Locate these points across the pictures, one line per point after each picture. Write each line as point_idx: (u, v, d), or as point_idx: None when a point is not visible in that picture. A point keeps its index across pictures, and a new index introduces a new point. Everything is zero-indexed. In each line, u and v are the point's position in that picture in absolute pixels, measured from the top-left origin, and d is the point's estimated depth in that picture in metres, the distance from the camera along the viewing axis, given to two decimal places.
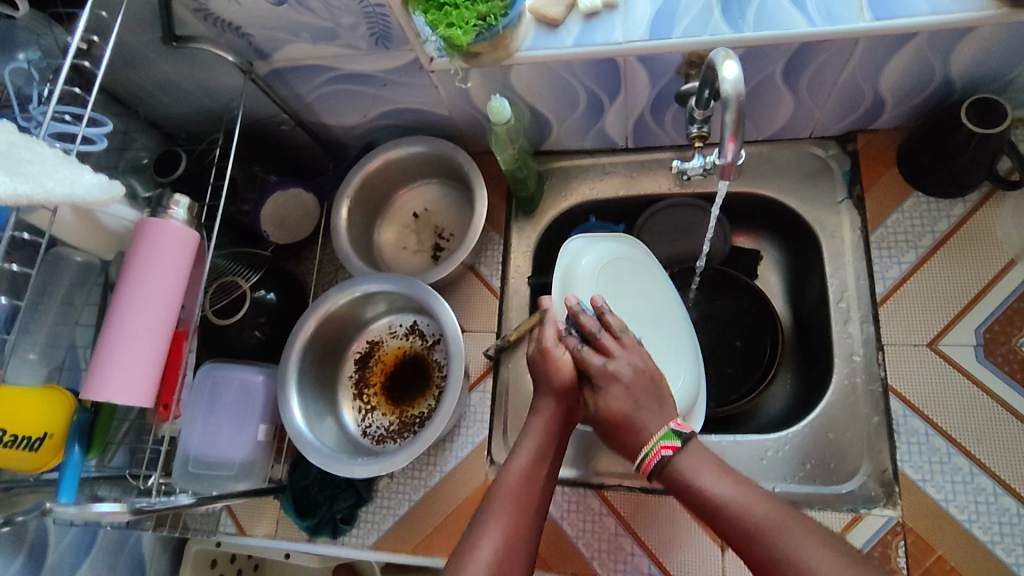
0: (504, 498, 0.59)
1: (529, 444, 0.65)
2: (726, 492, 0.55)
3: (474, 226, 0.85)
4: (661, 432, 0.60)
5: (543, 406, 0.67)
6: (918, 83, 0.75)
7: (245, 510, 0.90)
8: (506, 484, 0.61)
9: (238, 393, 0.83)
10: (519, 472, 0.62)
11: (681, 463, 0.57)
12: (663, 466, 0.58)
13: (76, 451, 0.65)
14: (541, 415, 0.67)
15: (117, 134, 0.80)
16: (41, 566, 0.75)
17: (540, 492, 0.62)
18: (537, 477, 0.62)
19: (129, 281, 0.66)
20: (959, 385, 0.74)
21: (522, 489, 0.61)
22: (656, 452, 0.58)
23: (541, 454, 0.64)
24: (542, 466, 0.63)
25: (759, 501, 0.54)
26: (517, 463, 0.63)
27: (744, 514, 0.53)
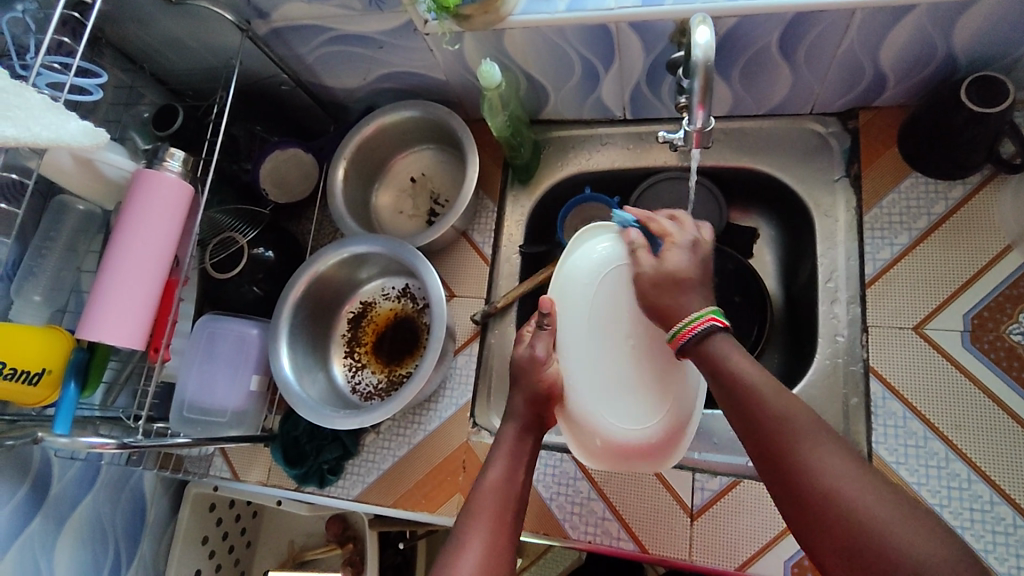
0: (483, 505, 0.61)
1: (505, 452, 0.66)
2: (756, 380, 0.52)
3: (465, 190, 0.86)
4: (707, 307, 0.59)
5: (516, 411, 0.69)
6: (921, 58, 0.73)
7: (238, 455, 0.93)
8: (485, 494, 0.62)
9: (234, 346, 0.86)
10: (495, 481, 0.63)
11: (718, 343, 0.56)
12: (700, 339, 0.57)
13: (72, 387, 0.68)
14: (512, 423, 0.69)
15: (123, 89, 0.83)
16: (44, 496, 0.80)
17: (517, 497, 0.63)
18: (515, 484, 0.64)
19: (124, 232, 0.69)
20: (941, 369, 0.73)
21: (500, 496, 0.62)
22: (701, 322, 0.57)
23: (518, 462, 0.66)
24: (518, 474, 0.65)
25: (788, 398, 0.51)
26: (493, 472, 0.64)
27: (770, 405, 0.51)
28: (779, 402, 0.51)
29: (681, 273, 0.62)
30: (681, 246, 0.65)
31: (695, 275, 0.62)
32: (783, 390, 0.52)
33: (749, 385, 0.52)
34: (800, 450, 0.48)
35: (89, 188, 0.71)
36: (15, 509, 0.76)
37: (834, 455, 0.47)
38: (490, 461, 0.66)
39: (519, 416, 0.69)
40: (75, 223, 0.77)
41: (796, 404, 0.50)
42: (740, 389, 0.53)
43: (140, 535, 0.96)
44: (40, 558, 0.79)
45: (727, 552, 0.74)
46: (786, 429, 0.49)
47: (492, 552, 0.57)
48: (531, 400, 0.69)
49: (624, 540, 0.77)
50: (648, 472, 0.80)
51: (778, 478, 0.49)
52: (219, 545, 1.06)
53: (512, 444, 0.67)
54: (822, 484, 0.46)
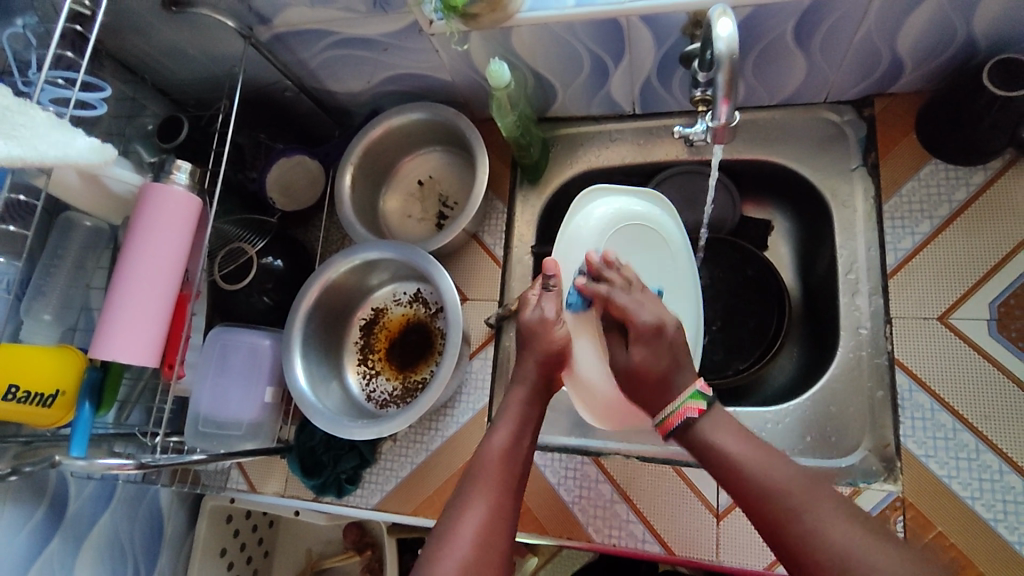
0: (486, 473, 0.62)
1: (513, 413, 0.68)
2: (746, 455, 0.58)
3: (476, 191, 0.84)
4: (688, 392, 0.63)
5: (527, 374, 0.71)
6: (939, 43, 0.72)
7: (255, 468, 0.92)
8: (489, 458, 0.63)
9: (246, 357, 0.85)
10: (498, 447, 0.64)
11: (701, 425, 0.61)
12: (686, 426, 0.62)
13: (87, 407, 0.67)
14: (522, 385, 0.71)
15: (125, 101, 0.82)
16: (61, 516, 0.79)
17: (520, 464, 0.64)
18: (518, 451, 0.65)
19: (132, 247, 0.68)
20: (969, 360, 0.72)
21: (503, 460, 0.63)
22: (681, 412, 0.62)
23: (521, 432, 0.67)
24: (520, 441, 0.66)
25: (781, 466, 0.56)
26: (498, 439, 0.65)
27: (763, 482, 0.55)
28: (773, 477, 0.55)
29: (650, 370, 0.67)
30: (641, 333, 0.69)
31: (662, 353, 0.67)
32: (774, 455, 0.58)
33: (741, 463, 0.57)
34: (807, 532, 0.52)
35: (96, 204, 0.70)
36: (31, 531, 0.75)
37: (840, 528, 0.51)
38: (497, 425, 0.67)
39: (527, 379, 0.71)
40: (82, 239, 0.75)
41: (788, 475, 0.55)
42: (736, 467, 0.57)
43: (157, 549, 0.95)
44: None
45: (755, 551, 0.73)
46: (782, 500, 0.54)
47: (495, 518, 0.59)
48: (542, 363, 0.72)
49: (649, 542, 0.76)
50: (671, 471, 0.79)
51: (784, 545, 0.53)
52: (237, 557, 1.06)
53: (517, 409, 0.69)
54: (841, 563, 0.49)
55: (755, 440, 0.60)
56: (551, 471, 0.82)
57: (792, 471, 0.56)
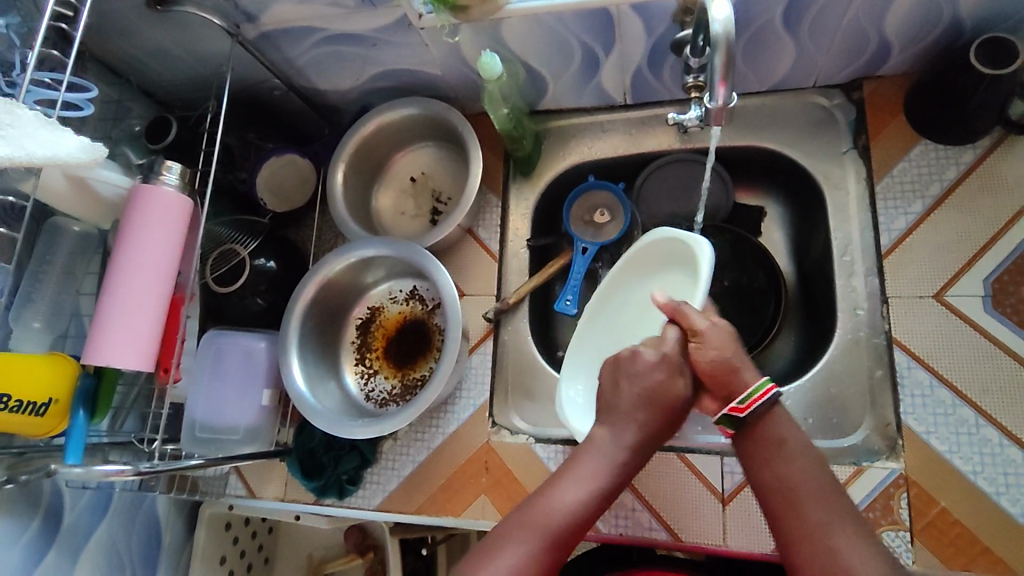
0: (540, 525, 0.53)
1: (590, 464, 0.57)
2: (797, 452, 0.55)
3: (470, 185, 0.84)
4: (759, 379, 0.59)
5: (625, 423, 0.58)
6: (927, 23, 0.72)
7: (253, 472, 0.90)
8: (547, 506, 0.54)
9: (242, 359, 0.84)
10: (566, 506, 0.54)
11: (775, 415, 0.58)
12: (762, 412, 0.57)
13: (81, 415, 0.66)
14: (616, 434, 0.58)
15: (110, 103, 0.80)
16: (57, 528, 0.77)
17: (583, 523, 0.54)
18: (587, 509, 0.55)
19: (123, 251, 0.67)
20: (967, 336, 0.73)
21: (564, 514, 0.54)
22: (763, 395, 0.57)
23: (599, 499, 0.56)
24: (597, 508, 0.56)
25: (817, 476, 0.54)
26: (570, 496, 0.55)
27: (799, 476, 0.54)
28: (803, 478, 0.54)
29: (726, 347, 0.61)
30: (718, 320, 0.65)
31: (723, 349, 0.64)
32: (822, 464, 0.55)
33: (789, 457, 0.55)
34: (819, 536, 0.50)
35: (84, 208, 0.69)
36: (28, 542, 0.73)
37: (848, 544, 0.50)
38: (564, 476, 0.57)
39: (636, 420, 0.58)
40: (71, 244, 0.74)
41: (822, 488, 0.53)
42: (780, 454, 0.56)
43: (156, 560, 0.93)
44: None
45: (762, 535, 0.73)
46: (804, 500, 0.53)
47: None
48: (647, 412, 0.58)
49: (655, 530, 0.76)
50: (675, 458, 0.78)
51: (792, 539, 0.52)
52: (237, 564, 1.04)
53: (598, 468, 0.57)
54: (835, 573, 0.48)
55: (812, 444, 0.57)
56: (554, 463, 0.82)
57: (828, 481, 0.54)
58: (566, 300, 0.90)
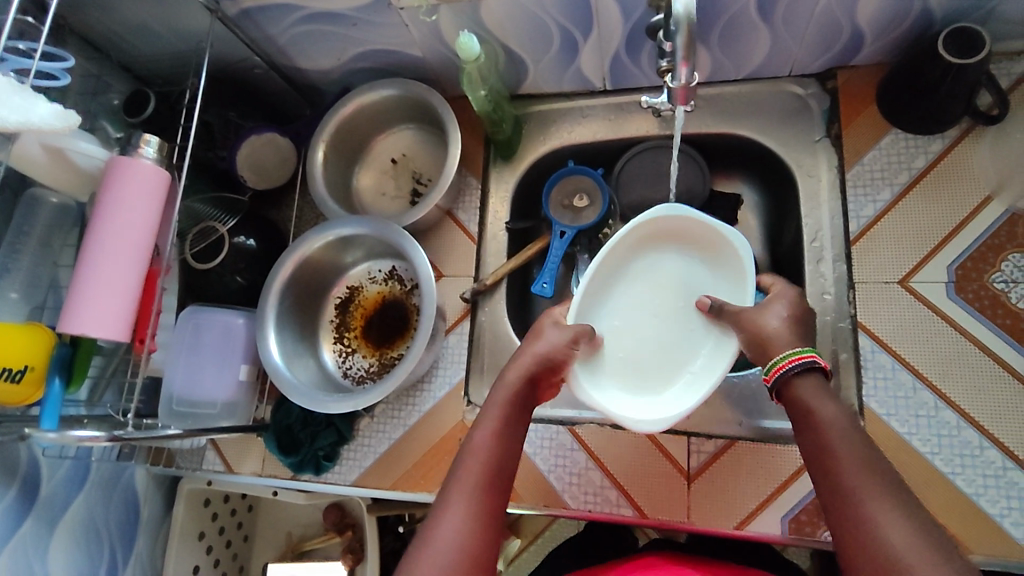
0: (469, 471, 0.55)
1: (501, 407, 0.60)
2: (832, 422, 0.53)
3: (449, 166, 0.85)
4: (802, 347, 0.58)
5: (521, 365, 0.63)
6: (898, 13, 0.73)
7: (231, 448, 0.92)
8: (473, 454, 0.56)
9: (220, 335, 0.85)
10: (486, 447, 0.56)
11: (803, 385, 0.56)
12: (786, 378, 0.57)
13: (56, 383, 0.66)
14: (511, 374, 0.62)
15: (90, 78, 0.81)
16: (35, 497, 0.78)
17: (507, 460, 0.57)
18: (506, 446, 0.57)
19: (100, 222, 0.67)
20: (929, 321, 0.75)
21: (490, 457, 0.56)
22: (789, 362, 0.57)
23: (512, 431, 0.59)
24: (511, 437, 0.58)
25: (854, 438, 0.51)
26: (483, 436, 0.57)
27: (835, 446, 0.51)
28: (842, 441, 0.51)
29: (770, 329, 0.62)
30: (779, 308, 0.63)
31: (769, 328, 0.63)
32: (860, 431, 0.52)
33: (825, 427, 0.52)
34: (855, 503, 0.48)
35: (61, 179, 0.69)
36: (5, 510, 0.74)
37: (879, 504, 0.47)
38: (479, 423, 0.59)
39: (527, 363, 0.63)
40: (49, 216, 0.74)
41: (857, 449, 0.51)
42: (815, 426, 0.53)
43: (134, 534, 0.94)
44: (35, 562, 0.78)
45: (726, 511, 0.75)
46: (839, 470, 0.50)
47: (477, 527, 0.51)
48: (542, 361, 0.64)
49: (623, 507, 0.78)
50: (643, 438, 0.81)
51: (833, 512, 0.49)
52: (216, 540, 1.05)
53: (504, 404, 0.60)
54: (873, 545, 0.46)
55: (850, 412, 0.54)
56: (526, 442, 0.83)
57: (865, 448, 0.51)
58: (543, 282, 0.89)
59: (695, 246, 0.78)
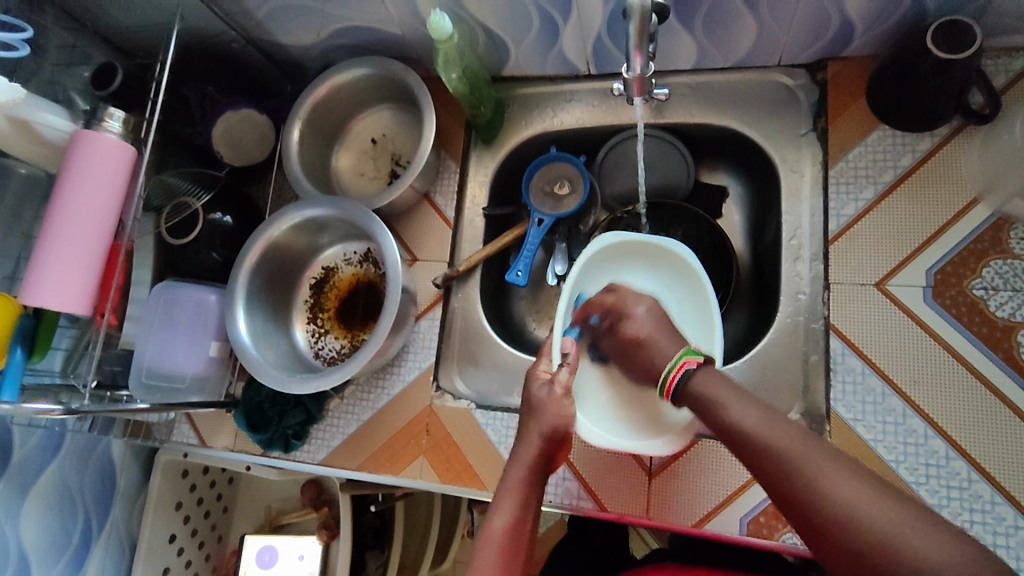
0: (492, 553, 0.57)
1: (514, 490, 0.63)
2: (754, 421, 0.56)
3: (422, 148, 0.83)
4: (681, 353, 0.68)
5: (529, 442, 0.67)
6: (888, 4, 0.70)
7: (204, 422, 0.93)
8: (494, 533, 0.59)
9: (192, 311, 0.86)
10: (500, 525, 0.60)
11: (700, 381, 0.63)
12: (684, 381, 0.65)
13: (18, 354, 0.67)
14: (520, 461, 0.66)
15: (66, 48, 0.80)
16: (6, 463, 0.80)
17: (526, 540, 0.60)
18: (523, 527, 0.60)
19: (62, 195, 0.67)
20: (902, 325, 0.73)
21: (509, 534, 0.59)
22: (679, 368, 0.65)
23: (526, 510, 0.62)
24: (526, 518, 0.61)
25: (781, 427, 0.55)
26: (500, 519, 0.60)
27: (768, 441, 0.54)
28: (766, 431, 0.55)
29: (641, 333, 0.74)
30: (641, 302, 0.76)
31: (650, 330, 0.74)
32: (781, 420, 0.56)
33: (743, 425, 0.56)
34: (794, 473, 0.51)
35: (29, 151, 0.70)
36: None
37: (822, 465, 0.50)
38: (495, 508, 0.61)
39: (536, 442, 0.66)
40: (18, 187, 0.74)
41: (788, 433, 0.54)
42: (756, 442, 0.55)
43: (109, 502, 0.96)
44: (6, 525, 0.80)
45: (685, 510, 0.75)
46: (792, 461, 0.51)
47: None
48: (546, 433, 0.67)
49: (584, 501, 0.78)
50: None
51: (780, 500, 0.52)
52: (194, 511, 1.07)
53: (519, 480, 0.64)
54: (820, 502, 0.48)
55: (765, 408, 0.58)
56: (492, 429, 0.83)
57: (799, 433, 0.53)
58: (517, 271, 0.89)
59: (649, 259, 0.82)
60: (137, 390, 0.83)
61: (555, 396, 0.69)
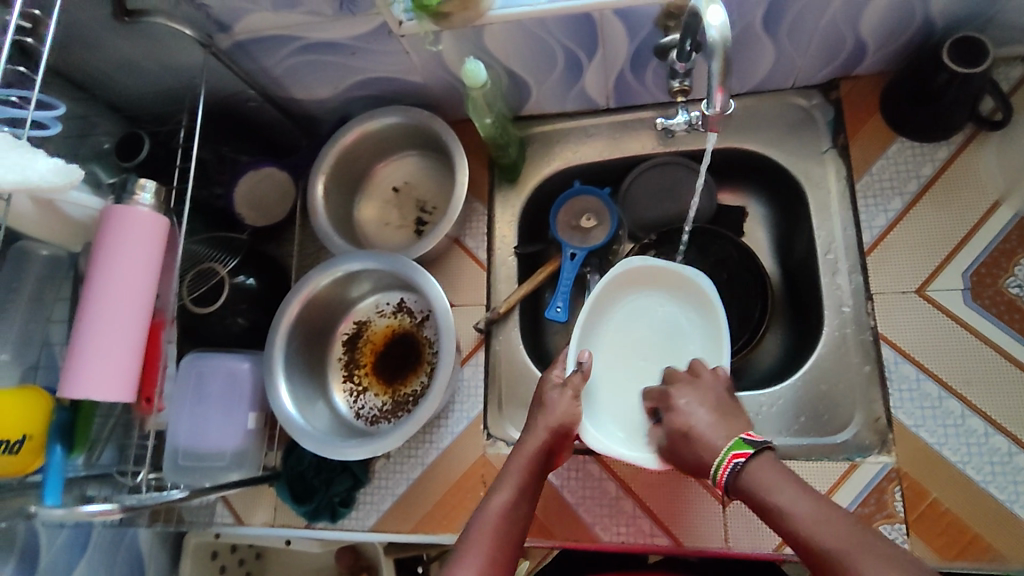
0: (483, 530, 0.59)
1: (514, 478, 0.64)
2: (808, 515, 0.51)
3: (456, 195, 0.83)
4: (732, 441, 0.60)
5: (536, 434, 0.68)
6: (902, 23, 0.74)
7: (241, 499, 0.88)
8: (490, 510, 0.61)
9: (225, 383, 0.81)
10: (500, 505, 0.61)
11: (750, 476, 0.56)
12: (733, 477, 0.58)
13: (59, 450, 0.63)
14: (523, 453, 0.67)
15: (76, 120, 0.76)
16: (33, 570, 0.73)
17: (522, 525, 0.61)
18: (521, 512, 0.62)
19: (98, 277, 0.63)
20: (949, 329, 0.75)
21: (504, 515, 0.60)
22: (726, 463, 0.58)
23: (526, 492, 0.64)
24: (524, 503, 0.63)
25: (833, 526, 0.50)
26: (497, 501, 0.62)
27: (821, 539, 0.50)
28: (824, 530, 0.50)
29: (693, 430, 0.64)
30: (692, 397, 0.67)
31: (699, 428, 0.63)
32: (838, 519, 0.51)
33: (796, 518, 0.52)
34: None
35: (56, 232, 0.66)
36: None
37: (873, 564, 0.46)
38: (495, 491, 0.63)
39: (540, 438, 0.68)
40: (40, 269, 0.69)
41: (842, 533, 0.49)
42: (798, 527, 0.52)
43: None
44: None
45: (760, 535, 0.74)
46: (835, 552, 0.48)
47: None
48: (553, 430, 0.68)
49: (656, 537, 0.77)
50: None
51: None
52: None
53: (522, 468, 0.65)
54: None
55: (817, 496, 0.53)
56: (553, 474, 0.81)
57: (854, 530, 0.49)
58: (557, 307, 0.89)
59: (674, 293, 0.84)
60: (170, 472, 0.77)
61: (566, 399, 0.71)
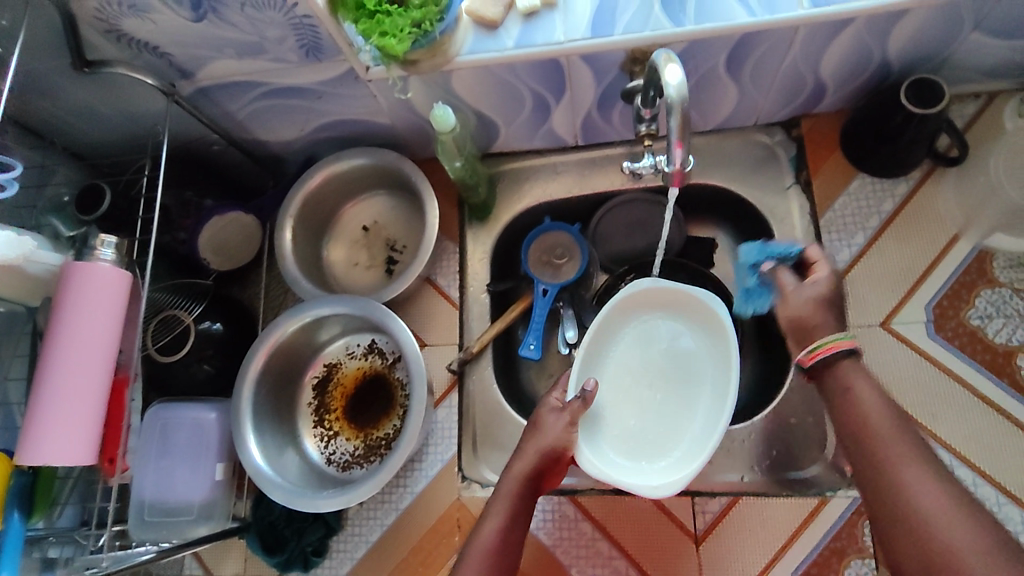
0: (473, 560, 0.59)
1: (508, 499, 0.63)
2: (906, 463, 0.49)
3: (427, 236, 0.82)
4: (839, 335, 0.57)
5: (526, 455, 0.66)
6: (859, 65, 0.76)
7: (211, 551, 0.85)
8: (482, 540, 0.60)
9: (191, 433, 0.78)
10: (489, 534, 0.61)
11: (836, 376, 0.56)
12: (827, 364, 0.57)
13: (16, 517, 0.60)
14: (515, 474, 0.65)
15: (33, 168, 0.74)
16: None
17: (517, 549, 0.61)
18: (515, 538, 0.61)
19: (56, 337, 0.61)
20: (914, 362, 0.77)
21: (498, 542, 0.60)
22: (827, 347, 0.56)
23: (519, 514, 0.63)
24: (518, 526, 0.62)
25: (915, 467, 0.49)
26: (490, 528, 0.61)
27: (914, 488, 0.47)
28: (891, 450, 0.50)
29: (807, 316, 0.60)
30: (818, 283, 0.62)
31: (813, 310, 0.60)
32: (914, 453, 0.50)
33: (891, 465, 0.49)
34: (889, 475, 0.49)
35: (11, 288, 0.63)
36: None
37: (915, 471, 0.48)
38: (487, 517, 0.62)
39: (533, 458, 0.65)
40: None
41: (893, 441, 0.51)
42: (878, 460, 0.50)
43: None
44: None
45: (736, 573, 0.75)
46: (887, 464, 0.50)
47: None
48: (543, 455, 0.65)
49: None
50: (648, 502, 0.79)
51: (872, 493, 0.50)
52: None
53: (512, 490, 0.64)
54: (904, 507, 0.47)
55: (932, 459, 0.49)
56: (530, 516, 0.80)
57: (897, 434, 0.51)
58: (529, 344, 0.89)
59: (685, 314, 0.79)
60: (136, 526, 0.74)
61: (562, 423, 0.68)
